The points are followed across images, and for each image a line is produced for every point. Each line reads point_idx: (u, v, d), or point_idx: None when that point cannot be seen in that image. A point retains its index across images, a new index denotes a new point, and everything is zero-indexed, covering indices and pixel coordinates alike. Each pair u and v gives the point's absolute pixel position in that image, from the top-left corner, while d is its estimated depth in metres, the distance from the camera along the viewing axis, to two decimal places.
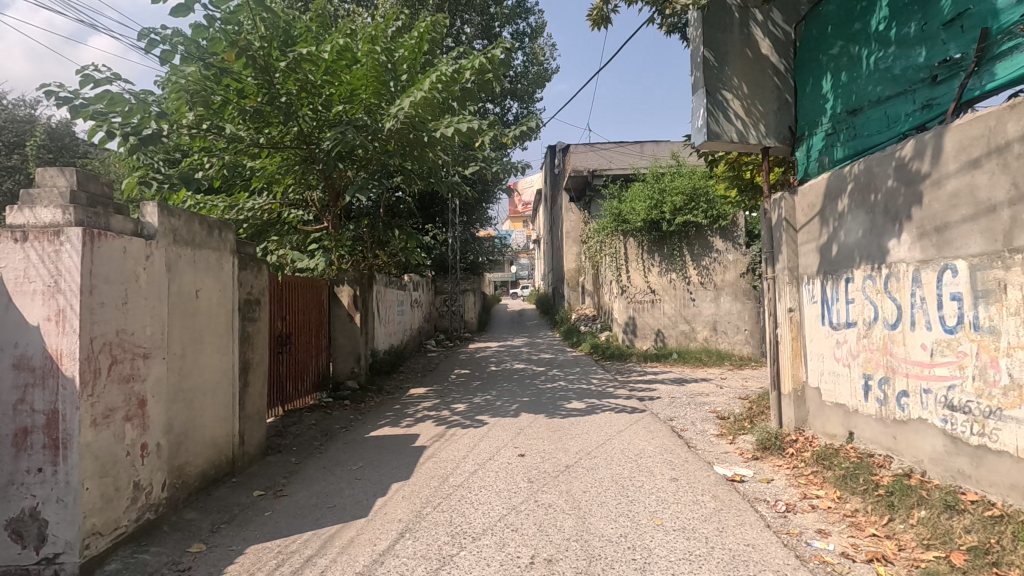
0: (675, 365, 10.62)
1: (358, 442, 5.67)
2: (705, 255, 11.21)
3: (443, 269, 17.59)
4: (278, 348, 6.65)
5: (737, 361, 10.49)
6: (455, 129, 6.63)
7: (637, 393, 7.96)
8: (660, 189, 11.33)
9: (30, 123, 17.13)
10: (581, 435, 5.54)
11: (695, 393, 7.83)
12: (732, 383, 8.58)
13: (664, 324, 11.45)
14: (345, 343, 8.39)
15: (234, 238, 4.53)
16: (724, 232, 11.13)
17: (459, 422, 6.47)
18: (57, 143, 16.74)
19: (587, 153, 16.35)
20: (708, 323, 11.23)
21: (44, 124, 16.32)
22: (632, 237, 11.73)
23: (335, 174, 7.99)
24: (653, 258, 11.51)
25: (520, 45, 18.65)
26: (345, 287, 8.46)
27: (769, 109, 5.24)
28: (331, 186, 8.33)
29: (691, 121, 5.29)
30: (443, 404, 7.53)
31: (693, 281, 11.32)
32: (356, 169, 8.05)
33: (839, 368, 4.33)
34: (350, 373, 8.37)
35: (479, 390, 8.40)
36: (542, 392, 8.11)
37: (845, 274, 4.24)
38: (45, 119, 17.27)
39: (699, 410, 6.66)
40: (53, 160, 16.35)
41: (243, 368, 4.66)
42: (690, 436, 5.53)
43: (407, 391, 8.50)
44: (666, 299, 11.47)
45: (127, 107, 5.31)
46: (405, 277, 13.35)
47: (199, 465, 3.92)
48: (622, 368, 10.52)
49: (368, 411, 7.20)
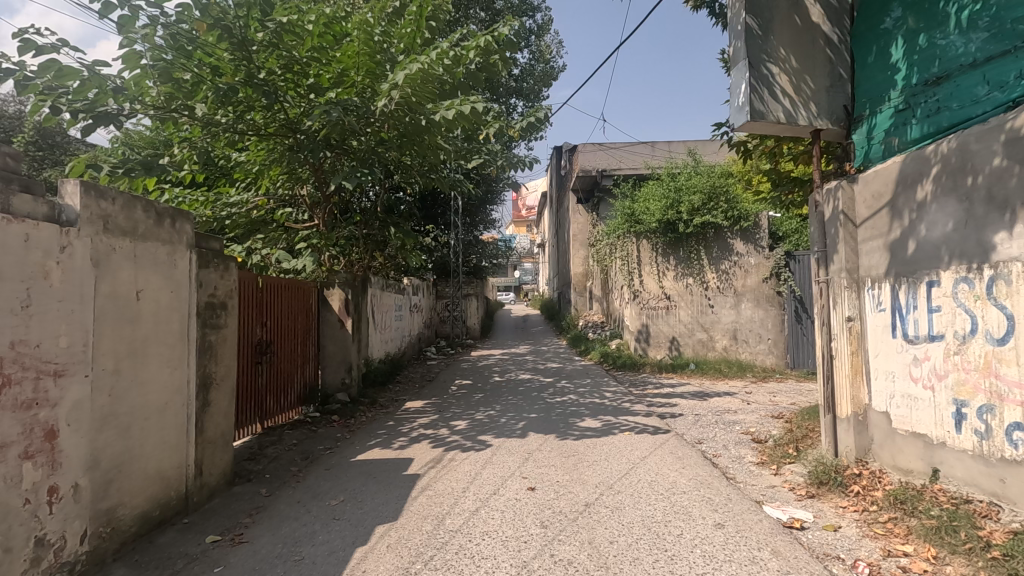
0: (693, 376, 9.86)
1: (342, 468, 4.92)
2: (725, 259, 10.46)
3: (444, 273, 16.88)
4: (256, 357, 5.95)
5: (760, 373, 9.72)
6: (456, 112, 5.88)
7: (656, 409, 7.19)
8: (677, 188, 10.61)
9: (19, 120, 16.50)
10: (599, 462, 4.80)
11: (721, 409, 7.07)
12: (759, 399, 7.81)
13: (680, 331, 10.73)
14: (335, 352, 7.65)
15: (193, 230, 3.82)
16: (745, 234, 10.37)
17: (459, 443, 5.72)
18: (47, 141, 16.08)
19: (595, 152, 15.61)
20: (728, 332, 10.45)
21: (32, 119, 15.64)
22: (646, 238, 11.00)
23: (326, 165, 7.30)
24: (668, 261, 10.80)
25: (526, 43, 18.05)
26: (336, 290, 7.74)
27: (821, 85, 4.50)
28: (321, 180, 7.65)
29: (731, 100, 4.59)
30: (441, 420, 6.77)
31: (711, 286, 10.56)
32: (349, 160, 7.34)
33: (917, 391, 3.58)
34: (341, 385, 7.62)
35: (481, 404, 7.65)
36: (551, 407, 7.35)
37: (926, 276, 3.50)
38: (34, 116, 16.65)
39: (729, 431, 5.89)
40: (43, 159, 15.73)
41: (203, 385, 3.94)
42: (726, 465, 4.77)
43: (403, 405, 7.75)
44: (681, 306, 10.75)
45: (78, 81, 4.58)
46: (405, 280, 12.65)
47: (136, 506, 3.20)
48: (636, 380, 9.75)
49: (358, 428, 6.46)
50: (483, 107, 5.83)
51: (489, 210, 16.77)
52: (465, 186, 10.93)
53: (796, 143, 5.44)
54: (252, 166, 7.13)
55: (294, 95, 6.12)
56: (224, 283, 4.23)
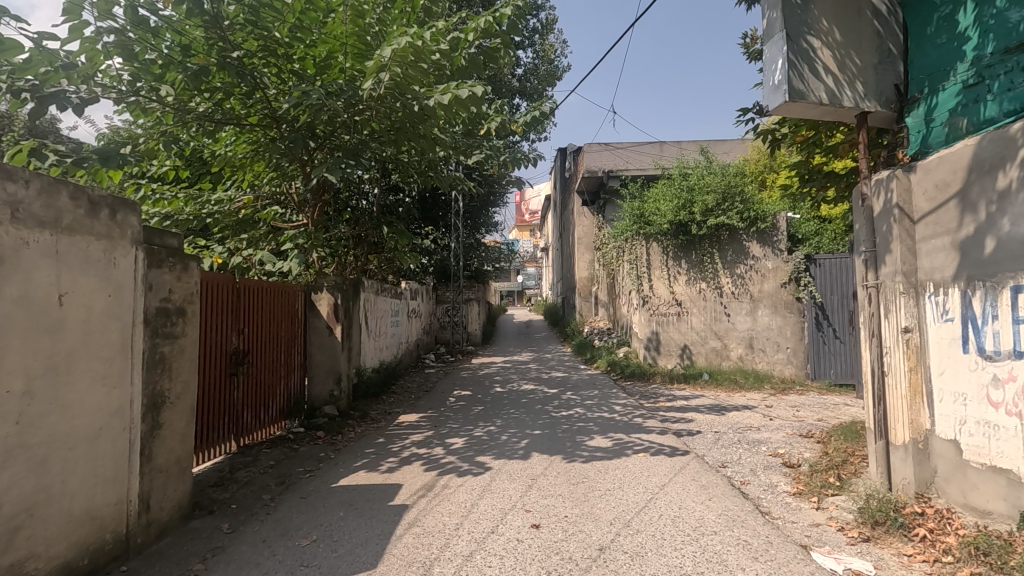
0: (707, 387, 9.25)
1: (321, 496, 4.33)
2: (740, 263, 9.88)
3: (444, 278, 16.33)
4: (230, 368, 5.40)
5: (780, 385, 9.11)
6: (452, 96, 5.27)
7: (672, 426, 6.60)
8: (689, 187, 10.03)
9: None
10: (613, 492, 4.21)
11: (742, 426, 6.47)
12: (782, 414, 7.21)
13: (692, 339, 10.16)
14: (323, 361, 7.07)
15: (140, 223, 3.26)
16: (762, 237, 9.77)
17: (454, 466, 5.14)
18: None
19: (601, 152, 15.02)
20: (744, 340, 9.86)
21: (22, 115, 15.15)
22: (656, 241, 10.43)
23: (312, 158, 6.78)
24: (680, 265, 10.23)
25: (530, 42, 17.55)
26: (325, 295, 7.15)
27: (868, 62, 3.93)
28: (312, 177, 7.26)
29: (765, 79, 4.01)
30: (437, 437, 6.19)
31: (725, 291, 9.98)
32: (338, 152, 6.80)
33: (1001, 418, 2.99)
34: (329, 398, 7.05)
35: (480, 418, 7.06)
36: (556, 423, 6.77)
37: (1011, 282, 2.92)
38: None
39: (755, 453, 5.29)
40: None
41: (153, 404, 3.37)
42: (757, 495, 4.17)
43: (397, 419, 7.17)
44: (694, 312, 10.17)
45: (22, 57, 4.05)
46: (402, 285, 12.10)
47: (55, 554, 2.64)
48: (646, 391, 9.16)
49: (345, 446, 5.88)
50: (483, 91, 5.25)
51: (491, 212, 16.29)
52: (465, 184, 10.45)
53: (835, 131, 4.89)
54: (234, 158, 6.68)
55: (277, 81, 5.73)
56: (182, 285, 3.67)
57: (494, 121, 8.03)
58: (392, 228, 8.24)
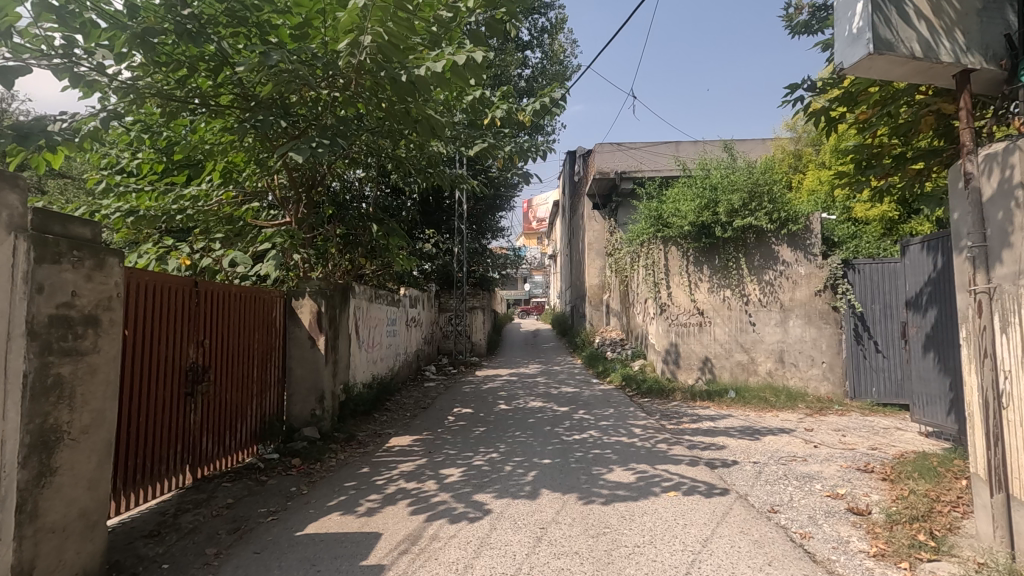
0: (733, 405, 8.36)
1: (279, 551, 3.47)
2: (768, 268, 9.01)
3: (447, 284, 15.41)
4: (185, 388, 4.57)
5: (815, 404, 8.17)
6: (449, 64, 4.41)
7: (702, 454, 5.70)
8: (712, 185, 9.18)
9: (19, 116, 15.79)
10: (645, 551, 3.34)
11: (784, 455, 5.56)
12: (826, 440, 6.31)
13: (714, 352, 9.28)
14: (304, 377, 6.25)
15: (23, 202, 2.47)
16: (793, 240, 8.88)
17: (448, 506, 4.28)
18: None
19: (613, 153, 14.20)
20: (774, 353, 8.96)
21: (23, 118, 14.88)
22: (675, 244, 9.62)
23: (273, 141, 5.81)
24: (702, 271, 9.39)
25: (539, 41, 16.92)
26: (306, 301, 6.31)
27: (970, 7, 3.13)
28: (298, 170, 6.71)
29: (840, 31, 3.21)
30: (431, 467, 5.34)
31: (752, 299, 9.10)
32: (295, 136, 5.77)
33: None
34: (310, 418, 6.20)
35: (481, 443, 6.19)
36: (567, 450, 5.89)
37: None
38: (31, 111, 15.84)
39: (810, 494, 4.38)
40: None
41: (43, 443, 2.55)
42: (827, 556, 3.27)
43: (387, 443, 6.32)
44: (717, 322, 9.31)
45: None
46: (401, 291, 11.29)
47: None
48: (666, 410, 8.28)
49: (322, 478, 5.03)
50: (484, 57, 4.44)
51: (496, 216, 15.61)
52: (468, 183, 9.76)
53: (914, 98, 4.04)
54: (205, 146, 6.00)
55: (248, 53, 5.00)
56: (91, 286, 2.86)
57: (498, 109, 7.33)
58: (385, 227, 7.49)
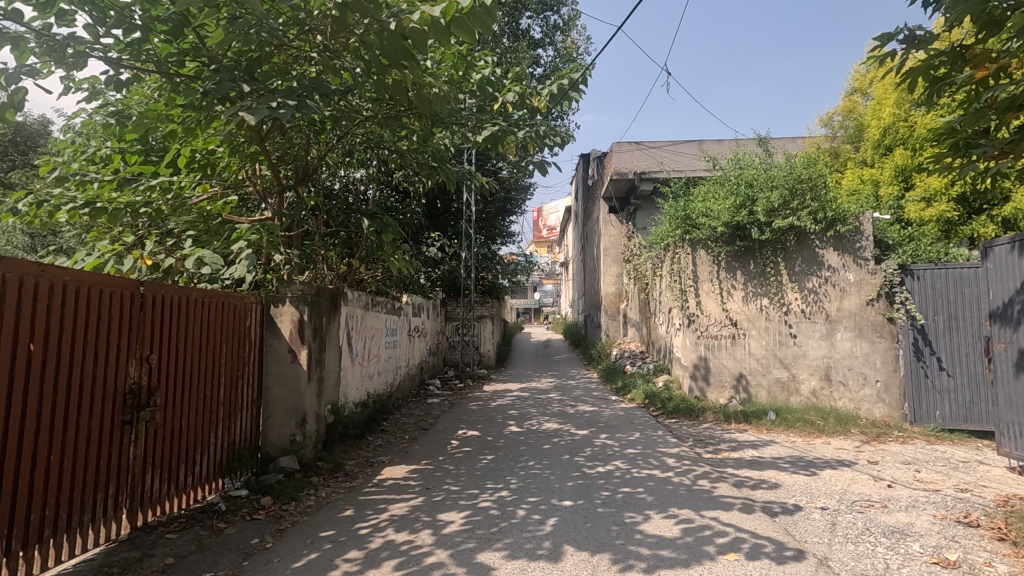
0: (775, 429, 7.39)
1: None
2: (812, 274, 8.04)
3: (454, 291, 14.53)
4: (123, 414, 3.68)
5: (871, 429, 7.16)
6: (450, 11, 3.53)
7: (756, 496, 4.73)
8: (748, 181, 8.28)
9: (39, 127, 15.86)
10: None
11: (857, 499, 4.57)
12: (898, 477, 5.31)
13: (750, 367, 8.32)
14: (283, 397, 5.37)
15: None
16: (841, 242, 7.90)
17: (446, 569, 3.36)
18: (29, 144, 15.14)
19: (631, 152, 13.32)
20: (819, 370, 7.96)
21: (12, 124, 14.32)
22: (704, 248, 8.72)
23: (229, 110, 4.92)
24: (735, 278, 8.46)
25: (551, 39, 16.13)
26: (287, 308, 5.43)
27: None
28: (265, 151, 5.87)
29: None
30: (428, 510, 4.41)
31: (793, 309, 8.13)
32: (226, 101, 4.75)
33: None
34: (288, 445, 5.30)
35: (489, 477, 5.26)
36: (591, 487, 4.93)
37: None
38: (46, 123, 15.80)
39: (910, 560, 3.41)
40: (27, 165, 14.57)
41: None
42: None
43: (378, 476, 5.41)
44: (752, 335, 8.36)
45: None
46: (403, 297, 10.42)
47: None
48: (699, 434, 7.31)
49: (293, 526, 4.12)
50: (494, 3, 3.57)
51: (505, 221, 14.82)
52: (477, 180, 8.92)
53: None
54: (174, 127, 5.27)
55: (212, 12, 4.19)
56: None
57: (510, 91, 6.50)
58: (376, 223, 6.61)
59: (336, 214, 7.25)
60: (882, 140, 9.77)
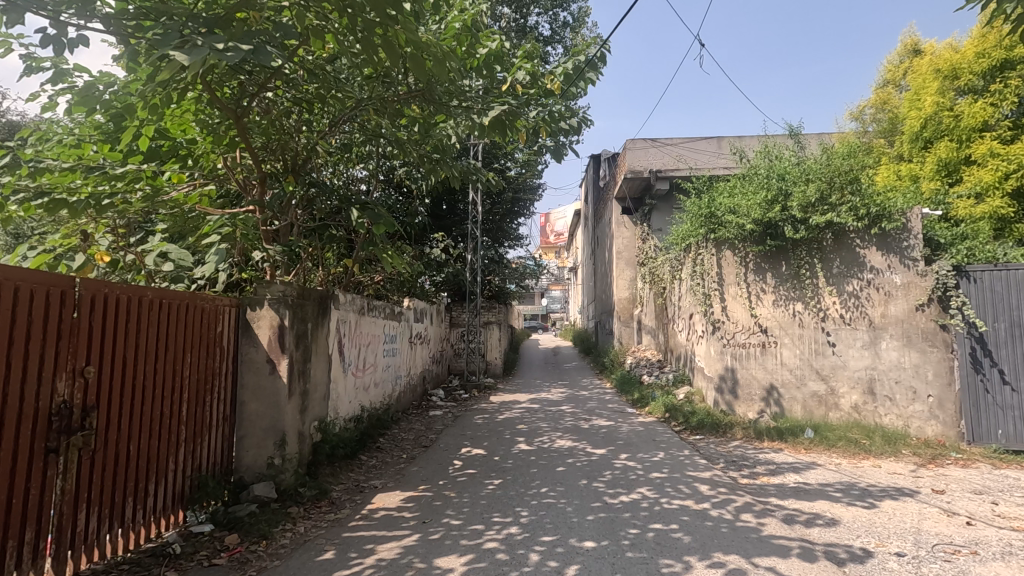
0: (814, 449, 6.62)
1: None
2: (851, 277, 7.28)
3: (460, 296, 13.83)
4: (48, 442, 3.00)
5: (924, 450, 6.38)
6: None
7: (814, 536, 3.97)
8: (780, 174, 7.57)
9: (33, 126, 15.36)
10: None
11: (939, 543, 3.82)
12: (976, 511, 4.53)
13: (782, 379, 7.55)
14: (261, 415, 4.69)
15: None
16: (884, 241, 7.15)
17: None
18: None
19: (646, 149, 12.46)
20: (861, 383, 7.19)
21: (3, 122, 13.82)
22: (731, 248, 8.00)
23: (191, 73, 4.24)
24: (766, 280, 7.72)
25: (561, 37, 15.51)
26: (265, 312, 4.75)
27: None
28: (243, 133, 5.21)
29: None
30: (422, 553, 3.69)
31: (832, 315, 7.36)
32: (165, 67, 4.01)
33: None
34: (265, 470, 4.60)
35: (496, 509, 4.53)
36: (616, 523, 4.19)
37: None
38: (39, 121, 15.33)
39: None
40: None
41: None
42: None
43: (367, 506, 4.68)
44: (786, 343, 7.60)
45: None
46: (404, 303, 9.73)
47: None
48: (730, 454, 6.53)
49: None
50: None
51: (512, 223, 14.16)
52: (484, 175, 8.25)
53: None
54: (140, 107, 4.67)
55: None
56: None
57: (520, 69, 5.82)
58: (366, 211, 5.71)
59: (317, 198, 6.09)
60: (922, 132, 8.98)
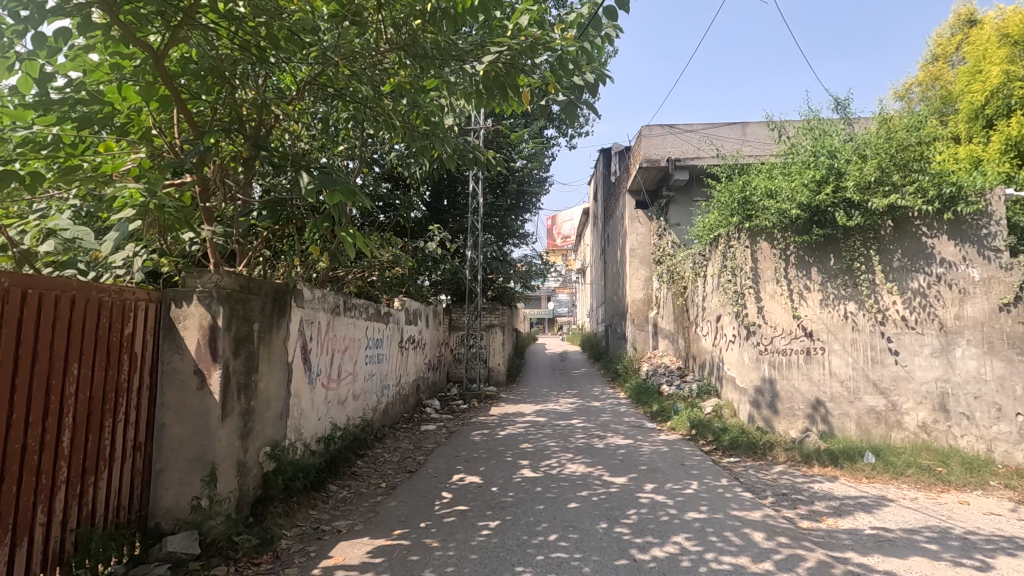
0: (879, 478, 5.47)
1: None
2: (916, 272, 6.15)
3: (460, 297, 12.77)
4: None
5: (1018, 482, 5.22)
6: None
7: None
8: (829, 151, 6.45)
9: None
10: None
11: None
12: None
13: (833, 392, 6.40)
14: (186, 442, 3.63)
15: None
16: (957, 229, 6.02)
17: None
18: None
19: (663, 137, 11.17)
20: (929, 398, 6.04)
21: None
22: (769, 239, 6.88)
23: None
24: (812, 277, 6.59)
25: None
26: (192, 309, 3.68)
27: None
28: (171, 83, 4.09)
29: None
30: None
31: (892, 318, 6.21)
32: None
33: None
34: (188, 514, 3.53)
35: (489, 569, 3.42)
36: None
37: None
38: None
39: None
40: None
41: None
42: None
43: (320, 562, 3.58)
44: (837, 350, 6.45)
45: None
46: (394, 303, 8.69)
47: None
48: (778, 485, 5.39)
49: None
50: None
51: (517, 219, 13.12)
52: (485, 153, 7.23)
53: None
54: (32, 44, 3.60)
55: None
56: None
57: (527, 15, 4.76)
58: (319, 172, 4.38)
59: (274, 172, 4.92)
60: (983, 109, 7.81)
